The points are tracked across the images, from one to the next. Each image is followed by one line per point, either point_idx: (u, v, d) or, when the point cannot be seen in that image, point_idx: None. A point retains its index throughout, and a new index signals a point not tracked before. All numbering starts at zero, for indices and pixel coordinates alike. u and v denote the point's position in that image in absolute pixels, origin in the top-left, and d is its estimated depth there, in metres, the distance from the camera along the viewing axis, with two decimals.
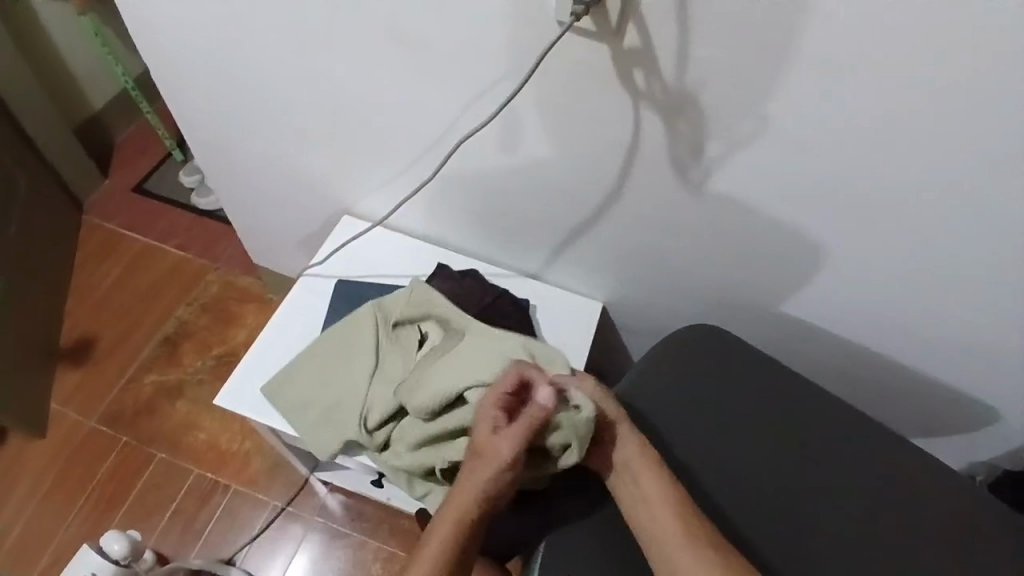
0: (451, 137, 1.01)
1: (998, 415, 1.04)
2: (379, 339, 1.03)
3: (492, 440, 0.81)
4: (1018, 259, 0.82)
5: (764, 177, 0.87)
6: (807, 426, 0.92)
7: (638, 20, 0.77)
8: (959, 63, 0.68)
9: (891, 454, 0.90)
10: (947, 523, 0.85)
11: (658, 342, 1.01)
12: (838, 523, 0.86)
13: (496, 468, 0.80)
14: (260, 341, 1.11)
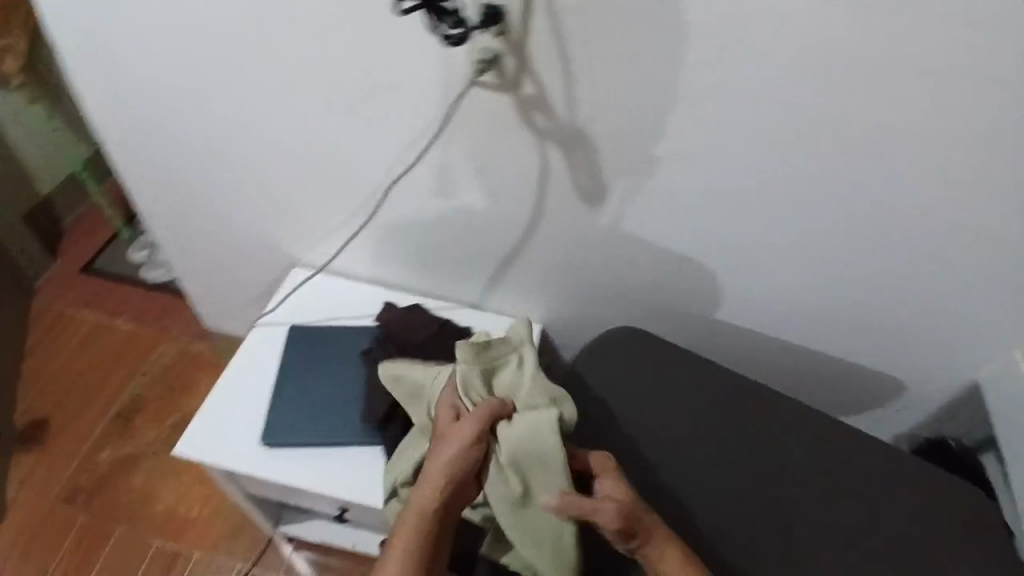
0: (382, 187, 1.08)
1: (903, 386, 1.15)
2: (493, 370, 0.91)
3: (444, 424, 0.82)
4: (885, 238, 0.94)
5: (664, 193, 0.97)
6: (758, 422, 0.99)
7: (531, 71, 0.86)
8: (802, 76, 0.80)
9: (833, 437, 0.98)
10: (891, 495, 0.94)
11: (598, 343, 1.08)
12: (811, 518, 0.92)
13: (459, 448, 0.78)
14: (217, 388, 1.08)
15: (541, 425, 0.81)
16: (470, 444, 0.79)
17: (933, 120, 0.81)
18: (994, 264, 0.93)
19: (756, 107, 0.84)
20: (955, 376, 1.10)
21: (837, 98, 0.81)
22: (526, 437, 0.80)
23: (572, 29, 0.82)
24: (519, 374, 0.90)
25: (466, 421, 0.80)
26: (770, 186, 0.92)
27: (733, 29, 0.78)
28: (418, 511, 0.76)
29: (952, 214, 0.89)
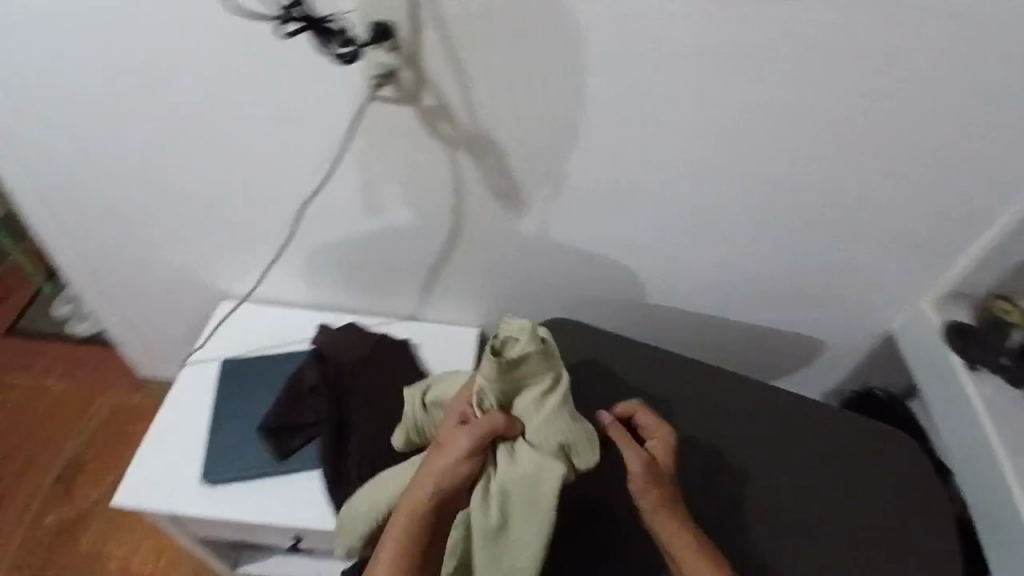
0: (299, 212, 1.08)
1: (824, 346, 1.21)
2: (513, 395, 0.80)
3: (444, 431, 0.77)
4: (781, 204, 1.00)
5: (574, 185, 1.00)
6: (718, 400, 1.01)
7: (428, 82, 0.88)
8: (680, 59, 0.85)
9: (792, 405, 1.02)
10: (858, 445, 0.99)
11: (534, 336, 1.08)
12: (796, 479, 0.95)
13: (450, 461, 0.74)
14: (155, 432, 1.06)
15: (541, 467, 0.75)
16: (464, 458, 0.74)
17: (805, 91, 0.87)
18: (882, 217, 1.00)
19: (646, 95, 0.89)
20: (868, 329, 1.17)
21: (717, 78, 0.87)
22: (525, 476, 0.75)
23: (462, 38, 0.84)
24: (540, 404, 0.79)
25: (463, 432, 0.75)
26: (672, 168, 0.97)
27: (613, 23, 0.83)
28: (403, 523, 0.74)
29: (838, 175, 0.96)
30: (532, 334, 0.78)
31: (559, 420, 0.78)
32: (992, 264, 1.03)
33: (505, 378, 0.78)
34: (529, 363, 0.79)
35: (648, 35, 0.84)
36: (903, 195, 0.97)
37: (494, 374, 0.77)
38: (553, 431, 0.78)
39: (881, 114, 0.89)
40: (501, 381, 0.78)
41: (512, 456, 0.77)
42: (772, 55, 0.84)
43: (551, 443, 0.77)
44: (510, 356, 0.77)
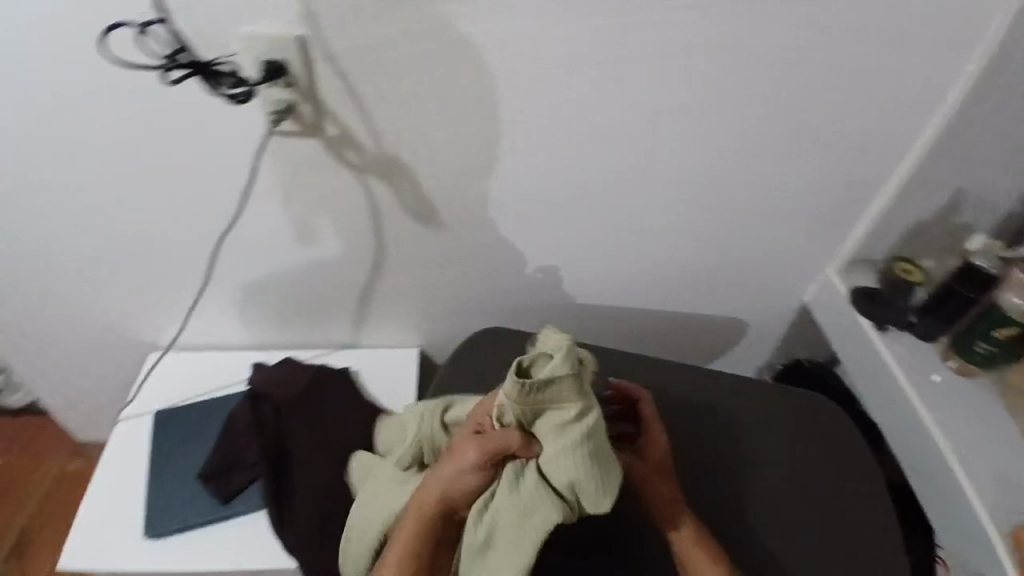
0: (219, 254, 1.07)
1: (746, 324, 1.28)
2: (535, 416, 0.74)
3: (460, 439, 0.77)
4: (685, 192, 1.05)
5: (488, 196, 1.03)
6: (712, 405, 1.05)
7: (327, 112, 0.90)
8: (566, 66, 0.89)
9: (780, 403, 1.06)
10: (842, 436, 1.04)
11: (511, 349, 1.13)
12: (787, 474, 0.99)
13: (457, 469, 0.75)
14: (95, 491, 1.05)
15: (540, 499, 0.73)
16: (469, 469, 0.75)
17: (688, 87, 0.92)
18: (779, 194, 1.06)
19: (540, 107, 0.93)
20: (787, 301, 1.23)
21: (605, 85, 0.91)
22: (523, 503, 0.74)
23: (353, 67, 0.86)
24: (561, 434, 0.73)
25: (472, 446, 0.75)
26: (578, 175, 1.01)
27: (496, 39, 0.86)
28: (410, 525, 0.77)
29: (733, 160, 1.02)
30: (567, 354, 0.73)
31: (577, 464, 0.72)
32: (886, 227, 1.10)
33: (528, 405, 0.73)
34: (557, 391, 0.73)
35: (532, 49, 0.87)
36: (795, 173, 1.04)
37: (516, 399, 0.73)
38: (567, 473, 0.72)
39: (761, 100, 0.94)
40: (525, 408, 0.73)
41: (516, 482, 0.74)
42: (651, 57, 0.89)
43: (562, 483, 0.73)
44: (535, 380, 0.72)
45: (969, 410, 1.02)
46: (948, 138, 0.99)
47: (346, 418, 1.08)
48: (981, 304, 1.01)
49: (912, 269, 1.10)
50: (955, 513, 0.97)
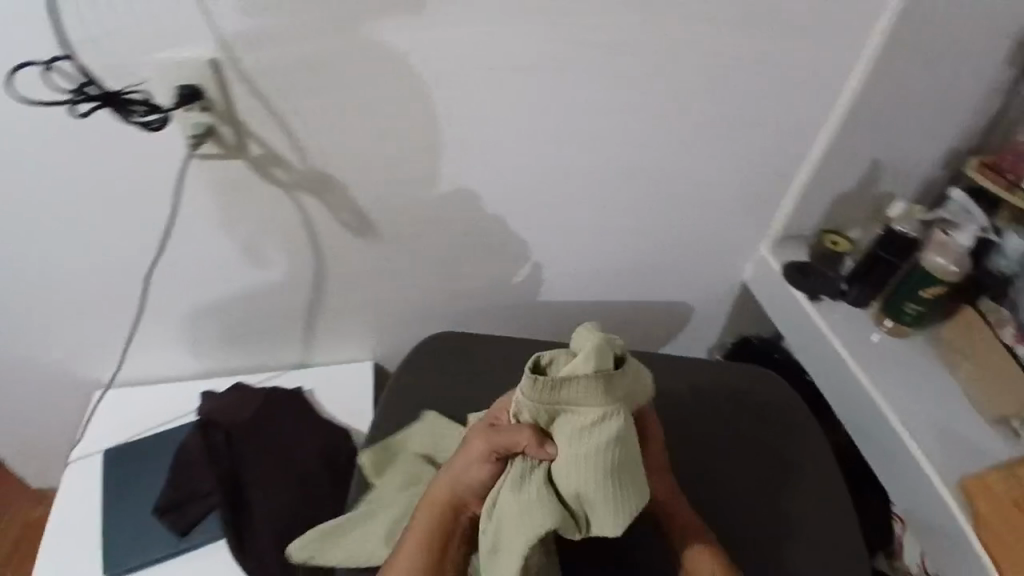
0: (155, 285, 1.06)
1: (689, 305, 1.32)
2: (553, 415, 0.78)
3: (474, 431, 0.84)
4: (615, 178, 1.09)
5: (424, 201, 1.04)
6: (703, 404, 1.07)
7: (248, 132, 0.90)
8: (481, 67, 0.90)
9: (761, 397, 1.09)
10: (816, 435, 1.06)
11: (504, 358, 1.12)
12: (772, 469, 1.01)
13: (468, 459, 0.82)
14: (51, 536, 1.02)
15: (539, 503, 0.76)
16: (477, 461, 0.81)
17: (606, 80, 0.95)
18: (705, 172, 1.10)
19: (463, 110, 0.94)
20: (728, 277, 1.27)
21: (524, 82, 0.93)
22: (525, 501, 0.77)
23: (268, 85, 0.86)
24: (574, 435, 0.76)
25: (481, 439, 0.81)
26: (509, 171, 1.04)
27: (408, 46, 0.87)
28: (423, 517, 0.83)
29: (656, 144, 1.05)
30: (590, 357, 0.76)
31: (583, 471, 0.74)
32: (811, 200, 1.15)
33: (541, 404, 0.77)
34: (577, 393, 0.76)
35: (446, 54, 0.88)
36: (718, 152, 1.08)
37: (530, 396, 0.77)
38: (574, 480, 0.75)
39: (675, 85, 0.97)
40: (538, 406, 0.77)
41: (522, 479, 0.78)
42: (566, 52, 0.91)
43: (567, 489, 0.76)
44: (553, 377, 0.77)
45: (905, 369, 1.07)
46: (858, 110, 1.04)
47: (300, 435, 1.10)
48: (902, 268, 1.06)
49: (839, 241, 1.17)
50: (901, 468, 1.01)
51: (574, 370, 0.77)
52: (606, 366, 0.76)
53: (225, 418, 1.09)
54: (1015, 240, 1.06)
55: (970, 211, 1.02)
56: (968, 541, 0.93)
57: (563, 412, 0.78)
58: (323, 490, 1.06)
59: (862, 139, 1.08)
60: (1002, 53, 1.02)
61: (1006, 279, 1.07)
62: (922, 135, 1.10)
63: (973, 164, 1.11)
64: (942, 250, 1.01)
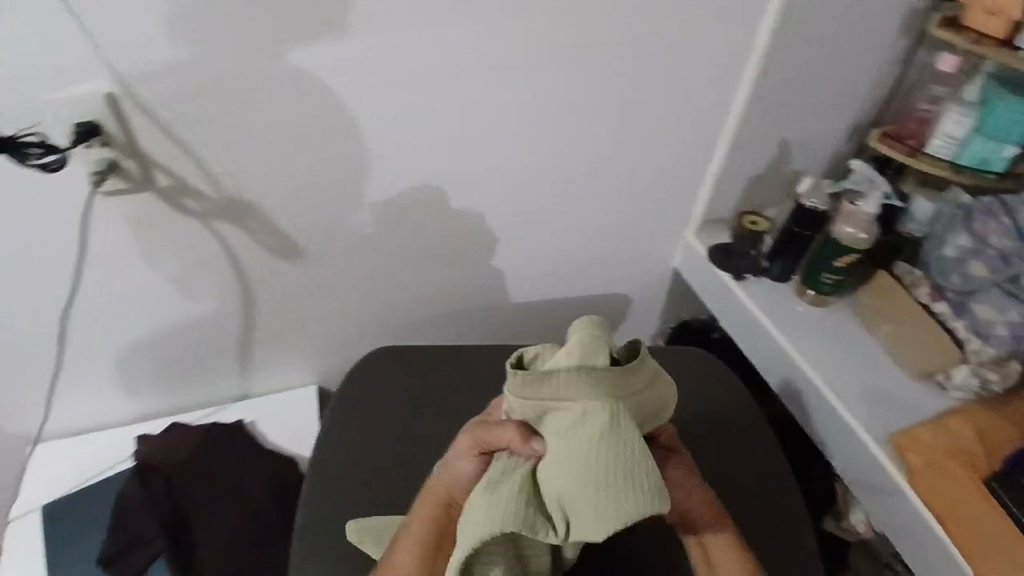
0: (76, 330, 1.03)
1: (626, 293, 1.35)
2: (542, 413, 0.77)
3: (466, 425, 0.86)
4: (532, 178, 1.11)
5: (346, 217, 1.05)
6: None
7: (154, 164, 0.89)
8: (382, 80, 0.92)
9: (705, 388, 1.10)
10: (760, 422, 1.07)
11: (456, 360, 1.13)
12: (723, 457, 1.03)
13: (457, 453, 0.85)
14: None
15: (511, 501, 0.74)
16: (466, 455, 0.84)
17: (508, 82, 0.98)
18: (619, 164, 1.14)
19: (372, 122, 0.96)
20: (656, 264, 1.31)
21: (431, 90, 0.95)
22: (503, 499, 0.75)
23: (168, 114, 0.86)
24: (558, 432, 0.75)
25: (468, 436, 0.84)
26: (428, 180, 1.05)
27: (306, 64, 0.88)
28: (416, 509, 0.86)
29: (567, 141, 1.08)
30: (574, 352, 0.76)
31: (564, 468, 0.73)
32: (728, 183, 1.20)
33: (524, 398, 0.77)
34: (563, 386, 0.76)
35: (346, 70, 0.90)
36: (631, 143, 1.12)
37: (515, 388, 0.77)
38: (554, 481, 0.74)
39: (576, 82, 1.01)
40: (519, 401, 0.77)
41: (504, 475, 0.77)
42: (466, 59, 0.94)
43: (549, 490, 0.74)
44: (535, 372, 0.77)
45: (831, 336, 1.11)
46: (758, 93, 1.09)
47: (244, 469, 1.10)
48: (814, 238, 1.12)
49: (758, 219, 1.21)
50: (836, 433, 1.05)
51: (558, 365, 0.77)
52: (591, 361, 0.75)
53: (164, 460, 1.08)
54: (921, 203, 1.14)
55: (872, 177, 1.07)
56: (905, 495, 0.96)
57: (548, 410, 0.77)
58: (273, 523, 1.08)
59: (767, 119, 1.13)
60: (884, 28, 1.08)
61: (916, 240, 1.15)
62: (822, 112, 1.15)
63: (876, 135, 1.15)
64: (850, 219, 1.07)
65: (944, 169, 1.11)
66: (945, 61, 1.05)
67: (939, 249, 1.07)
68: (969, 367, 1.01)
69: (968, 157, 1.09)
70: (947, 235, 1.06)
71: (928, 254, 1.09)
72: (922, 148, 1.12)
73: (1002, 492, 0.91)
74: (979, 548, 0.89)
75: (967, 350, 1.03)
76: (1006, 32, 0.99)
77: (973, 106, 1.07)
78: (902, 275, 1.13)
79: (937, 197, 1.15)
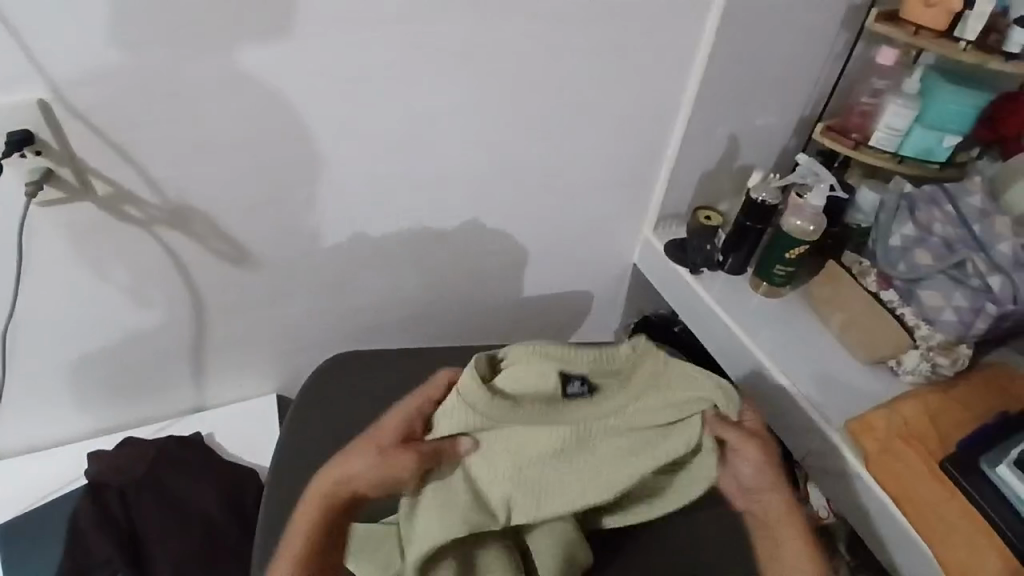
0: (19, 345, 1.01)
1: (587, 291, 1.36)
2: (494, 421, 0.80)
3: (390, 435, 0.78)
4: (485, 179, 1.11)
5: (294, 220, 1.04)
6: None
7: (92, 172, 0.88)
8: (325, 84, 0.92)
9: None
10: None
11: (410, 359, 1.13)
12: None
13: (384, 467, 0.76)
14: None
15: (466, 503, 0.78)
16: (400, 472, 0.76)
17: (454, 83, 0.98)
18: (570, 162, 1.14)
19: (319, 127, 0.95)
20: (612, 259, 1.32)
21: (376, 94, 0.95)
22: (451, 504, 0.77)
23: (105, 122, 0.84)
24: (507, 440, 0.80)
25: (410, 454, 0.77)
26: (380, 183, 1.05)
27: (246, 69, 0.87)
28: (312, 510, 0.78)
29: (518, 141, 1.08)
30: (530, 368, 0.82)
31: (504, 468, 0.79)
32: (680, 179, 1.22)
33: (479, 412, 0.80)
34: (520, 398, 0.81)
35: (288, 74, 0.89)
36: (583, 142, 1.12)
37: (465, 403, 0.80)
38: (498, 481, 0.79)
39: (523, 82, 1.01)
40: (470, 415, 0.79)
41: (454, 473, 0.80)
42: (410, 61, 0.94)
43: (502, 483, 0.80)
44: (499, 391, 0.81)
45: (781, 327, 1.14)
46: (706, 90, 1.10)
47: (200, 484, 1.08)
48: (763, 230, 1.15)
49: (711, 214, 1.24)
50: (792, 421, 1.06)
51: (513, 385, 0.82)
52: (551, 378, 0.81)
53: (117, 478, 1.06)
54: (867, 194, 1.16)
55: (819, 172, 1.10)
56: (861, 478, 0.98)
57: (505, 418, 0.80)
58: (230, 532, 1.05)
59: (713, 116, 1.15)
60: (824, 23, 1.10)
61: (863, 231, 1.17)
62: (767, 107, 1.18)
63: (820, 130, 1.19)
64: (796, 211, 1.11)
65: (888, 159, 1.13)
66: (882, 55, 1.12)
67: (885, 239, 1.10)
68: (918, 352, 1.03)
69: (909, 148, 1.12)
70: (892, 224, 1.10)
71: (875, 244, 1.11)
72: (865, 141, 1.14)
73: (954, 469, 0.93)
74: (934, 527, 0.91)
75: (917, 336, 1.05)
76: (947, 23, 1.01)
77: (914, 96, 1.09)
78: (851, 264, 1.14)
79: (880, 187, 1.17)
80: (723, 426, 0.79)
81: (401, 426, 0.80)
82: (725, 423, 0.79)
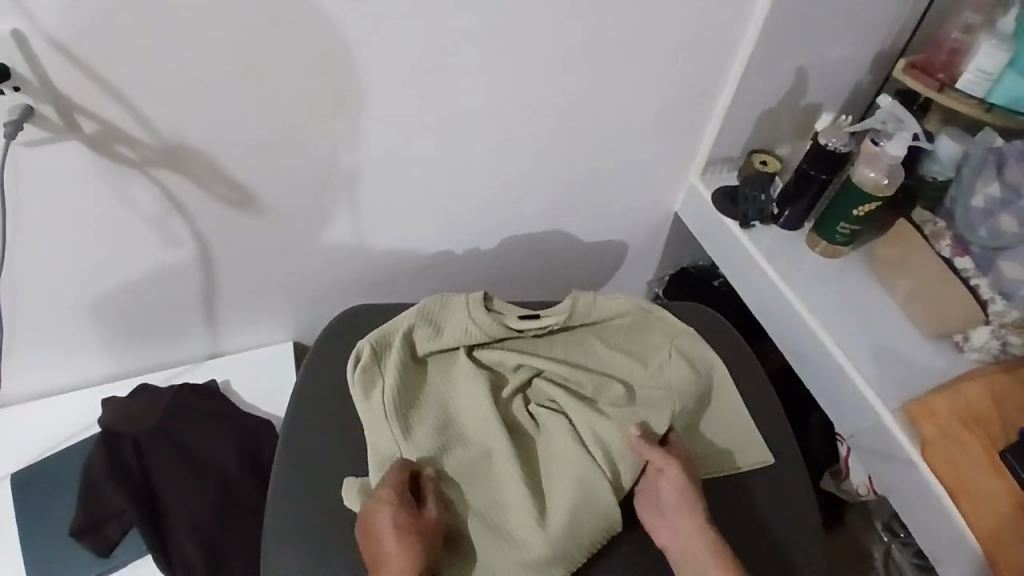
0: (17, 291, 0.95)
1: (621, 240, 1.27)
2: (489, 325, 0.94)
3: (377, 510, 0.81)
4: (515, 121, 0.99)
5: (302, 162, 0.94)
6: None
7: (75, 108, 0.78)
8: (335, 14, 0.79)
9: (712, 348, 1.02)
10: (767, 388, 1.00)
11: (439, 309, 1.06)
12: None
13: (417, 523, 0.80)
14: None
15: (472, 424, 0.91)
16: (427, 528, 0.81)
17: (481, 8, 0.84)
18: (610, 103, 1.02)
19: (327, 62, 0.84)
20: (651, 209, 1.22)
21: (390, 17, 0.81)
22: (437, 421, 0.90)
23: (87, 53, 0.74)
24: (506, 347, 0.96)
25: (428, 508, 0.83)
26: (397, 124, 0.93)
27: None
28: None
29: (554, 81, 0.96)
30: (512, 309, 0.96)
31: (501, 354, 0.95)
32: (734, 121, 1.09)
33: (478, 319, 0.94)
34: (503, 317, 0.95)
35: (291, 3, 0.77)
36: (628, 79, 0.99)
37: (465, 306, 0.94)
38: (497, 356, 0.95)
39: (565, 12, 0.88)
40: (463, 319, 0.94)
41: (462, 361, 0.94)
42: None
43: (525, 382, 0.94)
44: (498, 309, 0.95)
45: (836, 291, 1.05)
46: (774, 21, 0.95)
47: (213, 438, 1.04)
48: (830, 182, 1.04)
49: (769, 158, 1.15)
50: (842, 395, 0.99)
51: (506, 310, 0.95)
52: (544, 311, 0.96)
53: (128, 430, 1.02)
54: (946, 144, 1.03)
55: (902, 117, 0.98)
56: (916, 466, 0.91)
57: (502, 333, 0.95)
58: (244, 485, 1.03)
59: (780, 50, 1.00)
60: None
61: (939, 186, 1.05)
62: (841, 37, 1.02)
63: (900, 67, 1.04)
64: (870, 161, 0.99)
65: (975, 107, 0.99)
66: None
67: (965, 199, 0.99)
68: (989, 328, 0.95)
69: (1000, 95, 0.97)
70: (975, 182, 0.99)
71: (954, 204, 1.01)
72: (952, 83, 1.00)
73: (1014, 462, 0.86)
74: (1001, 524, 0.85)
75: (989, 311, 0.96)
76: None
77: (1009, 37, 0.95)
78: (923, 223, 1.05)
79: (962, 136, 1.04)
80: (692, 344, 0.97)
81: (399, 488, 0.83)
82: (643, 440, 0.87)
